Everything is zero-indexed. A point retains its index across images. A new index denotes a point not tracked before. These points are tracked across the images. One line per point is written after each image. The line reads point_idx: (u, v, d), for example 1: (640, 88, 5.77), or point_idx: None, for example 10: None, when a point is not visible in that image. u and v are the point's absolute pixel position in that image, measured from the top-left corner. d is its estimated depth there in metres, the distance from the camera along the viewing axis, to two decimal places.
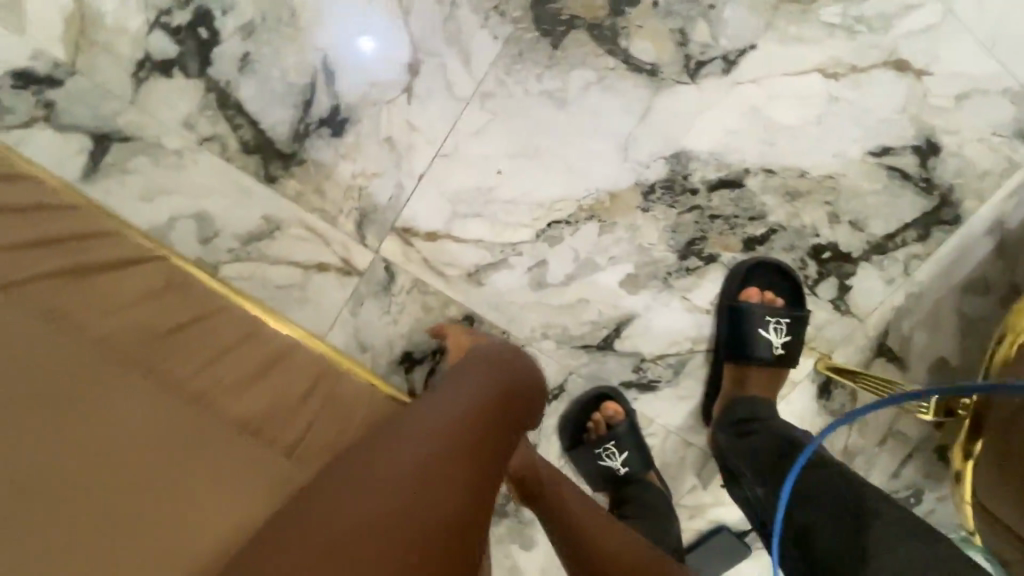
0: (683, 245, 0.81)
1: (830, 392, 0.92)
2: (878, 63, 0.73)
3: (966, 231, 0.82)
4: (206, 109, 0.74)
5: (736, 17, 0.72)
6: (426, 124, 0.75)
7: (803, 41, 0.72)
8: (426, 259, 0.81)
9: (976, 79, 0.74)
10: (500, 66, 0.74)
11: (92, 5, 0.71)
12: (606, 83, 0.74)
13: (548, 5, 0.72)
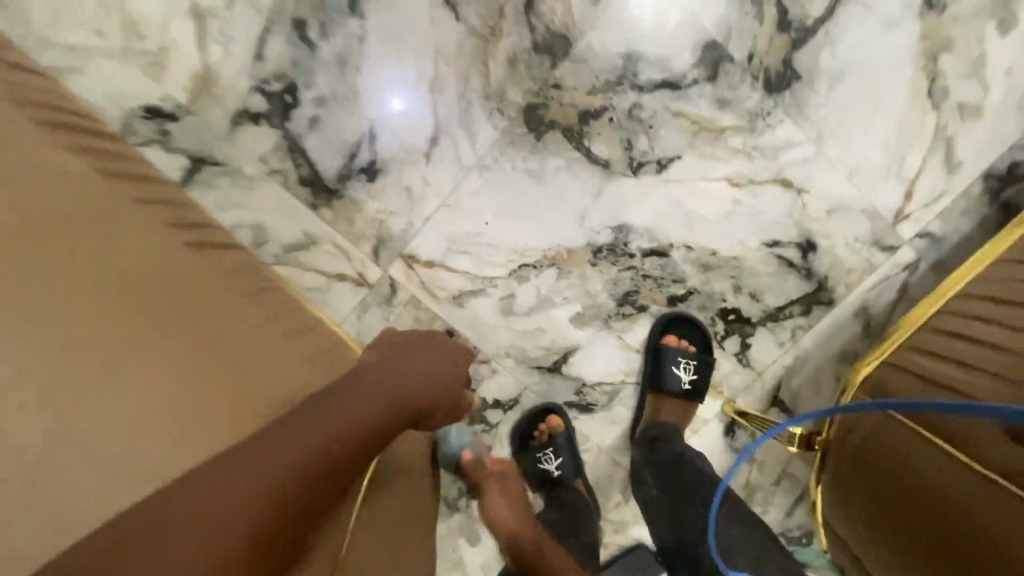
0: (621, 294, 1.06)
1: (735, 431, 1.13)
2: (769, 180, 1.01)
3: (838, 312, 1.06)
4: (279, 151, 1.01)
5: (669, 134, 1.00)
6: (437, 181, 1.02)
7: (716, 158, 1.00)
8: (423, 282, 1.05)
9: (841, 200, 1.01)
10: (497, 147, 1.01)
11: (213, 69, 0.98)
12: (572, 169, 1.01)
13: (536, 111, 1.00)
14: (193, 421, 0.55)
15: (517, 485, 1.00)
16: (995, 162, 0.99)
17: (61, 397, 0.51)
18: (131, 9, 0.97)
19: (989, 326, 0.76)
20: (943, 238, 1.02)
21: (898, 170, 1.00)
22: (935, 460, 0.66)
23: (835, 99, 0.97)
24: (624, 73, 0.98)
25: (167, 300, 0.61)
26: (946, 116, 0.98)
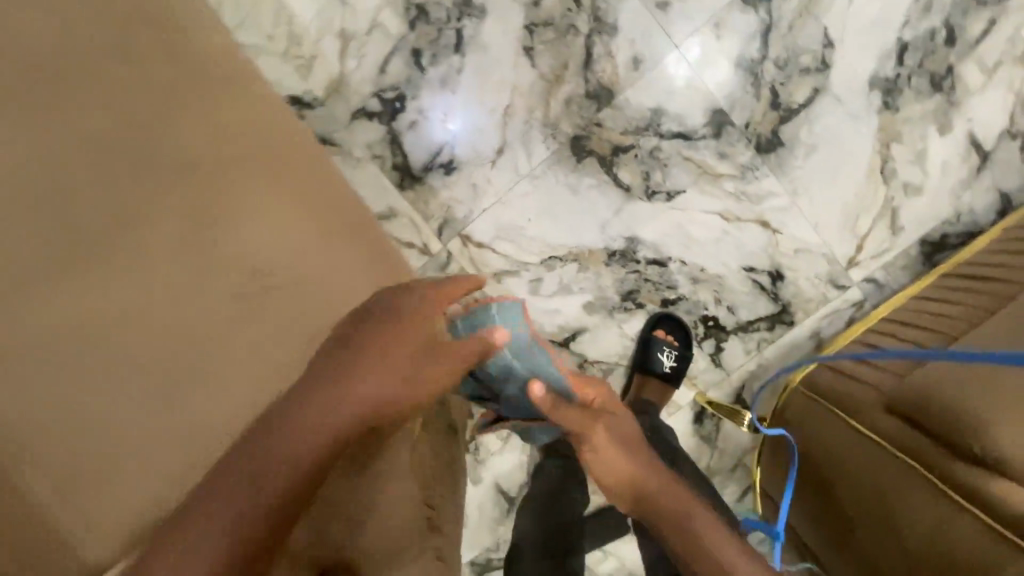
0: (625, 292, 1.34)
1: (702, 420, 1.38)
2: (752, 220, 1.29)
3: (796, 332, 1.33)
4: (382, 142, 1.32)
5: (679, 174, 1.29)
6: (496, 182, 1.32)
7: (713, 197, 1.29)
8: (472, 259, 1.34)
9: (806, 243, 1.30)
10: (547, 164, 1.31)
11: (346, 75, 1.30)
12: (601, 188, 1.31)
13: (580, 141, 1.29)
14: (249, 335, 0.69)
15: (613, 418, 0.77)
16: (930, 232, 1.27)
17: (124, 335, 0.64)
18: (295, 23, 1.28)
19: (890, 340, 1.02)
20: (884, 285, 1.30)
21: (853, 227, 1.28)
22: (876, 458, 0.84)
23: (809, 164, 1.27)
24: (651, 122, 1.28)
25: (195, 216, 0.70)
26: (893, 190, 1.26)
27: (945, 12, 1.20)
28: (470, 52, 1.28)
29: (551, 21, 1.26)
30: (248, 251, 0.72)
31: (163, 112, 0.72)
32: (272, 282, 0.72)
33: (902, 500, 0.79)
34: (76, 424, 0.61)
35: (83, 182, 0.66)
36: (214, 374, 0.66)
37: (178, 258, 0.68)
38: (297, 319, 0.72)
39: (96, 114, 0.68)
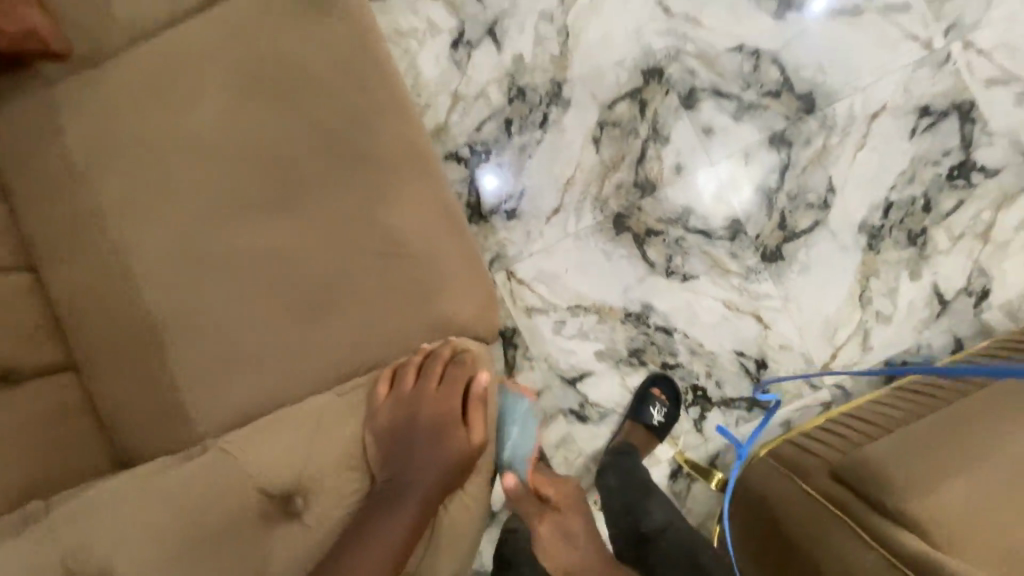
0: (631, 349, 1.57)
1: (677, 477, 1.55)
2: (748, 313, 1.55)
3: (770, 415, 1.54)
4: (462, 182, 1.60)
5: (696, 261, 1.56)
6: (547, 235, 1.59)
7: (720, 287, 1.55)
8: (511, 291, 1.59)
9: (790, 342, 1.54)
10: (591, 229, 1.58)
11: (448, 125, 1.60)
12: (630, 259, 1.57)
13: (622, 218, 1.57)
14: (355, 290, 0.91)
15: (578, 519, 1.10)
16: (893, 355, 1.52)
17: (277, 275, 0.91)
18: (419, 79, 1.60)
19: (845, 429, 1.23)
20: (849, 392, 1.53)
21: (830, 338, 1.53)
22: (814, 511, 1.02)
23: (802, 279, 1.54)
24: (680, 217, 1.56)
25: (330, 194, 0.92)
26: (867, 315, 1.52)
27: (927, 185, 1.51)
28: (549, 131, 1.59)
29: (618, 123, 1.58)
30: (359, 224, 0.91)
31: (320, 107, 0.93)
32: (375, 251, 0.91)
33: (826, 542, 0.97)
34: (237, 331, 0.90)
35: (268, 163, 0.93)
36: (333, 313, 0.91)
37: (320, 225, 0.92)
38: (390, 285, 0.91)
39: (282, 112, 0.93)
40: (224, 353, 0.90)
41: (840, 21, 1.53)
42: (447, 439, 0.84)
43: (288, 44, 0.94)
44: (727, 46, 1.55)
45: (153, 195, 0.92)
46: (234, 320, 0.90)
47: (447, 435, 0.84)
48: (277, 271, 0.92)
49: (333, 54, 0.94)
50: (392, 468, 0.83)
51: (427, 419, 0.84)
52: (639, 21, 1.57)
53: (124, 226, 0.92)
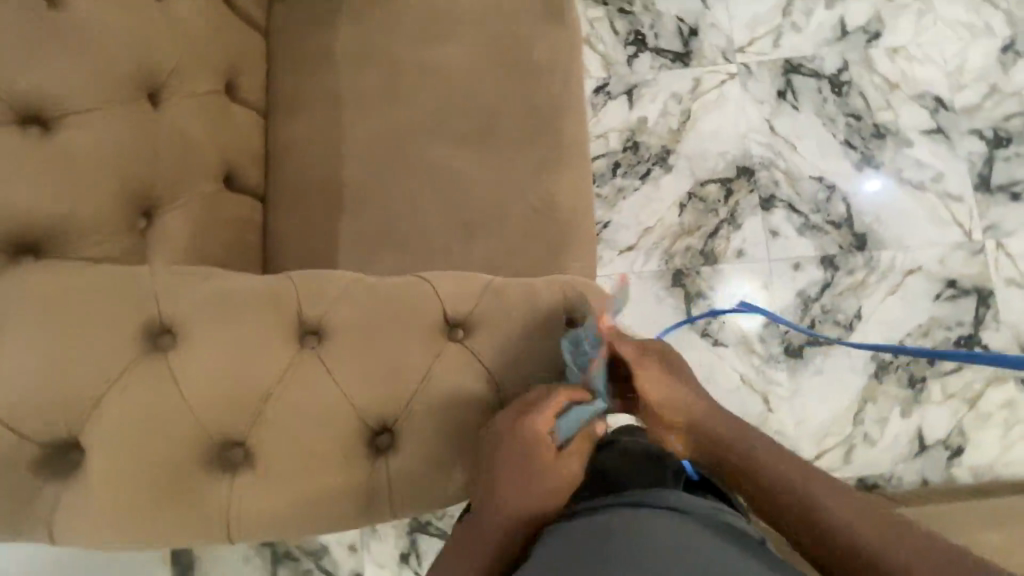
0: None
1: None
2: (757, 391, 1.75)
3: None
4: None
5: (727, 332, 1.78)
6: (614, 264, 1.83)
7: (741, 361, 1.77)
8: None
9: (784, 430, 1.73)
10: (652, 273, 1.82)
11: None
12: (675, 311, 1.80)
13: (681, 275, 1.82)
14: (497, 227, 1.12)
15: None
16: (866, 474, 1.71)
17: (444, 191, 1.13)
18: None
19: None
20: None
21: (819, 439, 1.73)
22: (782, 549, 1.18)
23: (811, 380, 1.76)
24: (729, 292, 1.80)
25: (507, 149, 1.15)
26: (856, 431, 1.73)
27: (936, 343, 1.76)
28: (647, 184, 1.87)
29: (704, 199, 1.86)
30: (521, 178, 1.14)
31: (523, 84, 1.17)
32: (525, 203, 1.14)
33: None
34: (401, 220, 1.11)
35: (470, 108, 1.16)
36: (473, 236, 1.12)
37: (490, 167, 1.14)
38: (526, 233, 1.12)
39: (495, 77, 1.18)
40: (382, 233, 1.11)
41: (905, 189, 1.84)
42: (546, 469, 0.72)
43: (517, 31, 1.20)
44: (810, 174, 1.86)
45: (378, 99, 1.16)
46: (398, 211, 1.12)
47: (547, 467, 0.72)
48: (443, 187, 1.13)
49: (547, 50, 1.19)
50: (490, 488, 0.73)
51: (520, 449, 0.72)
52: (748, 129, 1.89)
53: (347, 111, 1.16)
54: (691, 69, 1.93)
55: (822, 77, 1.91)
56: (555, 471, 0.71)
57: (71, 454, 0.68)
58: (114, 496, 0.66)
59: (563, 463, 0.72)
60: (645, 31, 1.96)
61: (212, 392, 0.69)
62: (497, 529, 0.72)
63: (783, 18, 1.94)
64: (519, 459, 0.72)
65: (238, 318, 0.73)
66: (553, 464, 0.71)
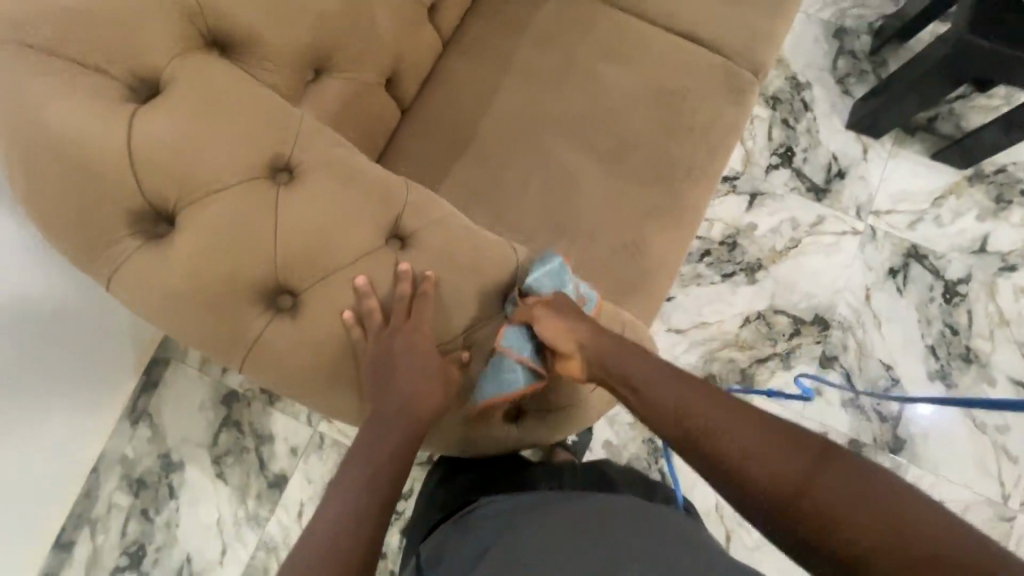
0: (627, 464, 1.73)
1: None
2: (725, 526, 1.70)
3: None
4: None
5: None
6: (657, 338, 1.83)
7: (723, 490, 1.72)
8: None
9: None
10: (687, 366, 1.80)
11: None
12: None
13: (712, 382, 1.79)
14: (586, 242, 1.15)
15: None
16: None
17: (557, 187, 1.17)
18: None
19: None
20: None
21: None
22: None
23: (779, 546, 1.68)
24: None
25: (633, 181, 1.18)
26: None
27: None
28: (725, 284, 1.87)
29: (770, 326, 1.83)
30: (630, 213, 1.17)
31: (676, 134, 1.20)
32: (621, 235, 1.16)
33: None
34: (509, 192, 1.16)
35: (619, 128, 1.20)
36: (562, 239, 1.15)
37: (609, 188, 1.17)
38: (608, 262, 1.15)
39: (656, 114, 1.21)
40: (486, 193, 1.16)
41: (966, 421, 1.76)
42: (414, 390, 0.75)
43: (694, 86, 1.23)
44: (880, 357, 1.81)
45: (546, 81, 1.22)
46: (511, 183, 1.16)
47: (415, 388, 0.76)
48: (560, 183, 1.17)
49: (712, 116, 1.22)
50: (375, 411, 0.76)
51: (389, 381, 0.76)
52: (845, 286, 1.86)
53: (515, 77, 1.22)
54: (820, 205, 1.92)
55: (939, 277, 1.86)
56: (423, 390, 0.76)
57: (158, 226, 0.73)
58: (170, 279, 0.70)
59: (437, 387, 0.77)
60: (796, 151, 1.96)
61: (296, 238, 0.73)
62: (382, 449, 0.75)
63: (931, 206, 1.91)
64: (387, 380, 0.76)
65: (349, 191, 0.77)
66: (414, 384, 0.75)
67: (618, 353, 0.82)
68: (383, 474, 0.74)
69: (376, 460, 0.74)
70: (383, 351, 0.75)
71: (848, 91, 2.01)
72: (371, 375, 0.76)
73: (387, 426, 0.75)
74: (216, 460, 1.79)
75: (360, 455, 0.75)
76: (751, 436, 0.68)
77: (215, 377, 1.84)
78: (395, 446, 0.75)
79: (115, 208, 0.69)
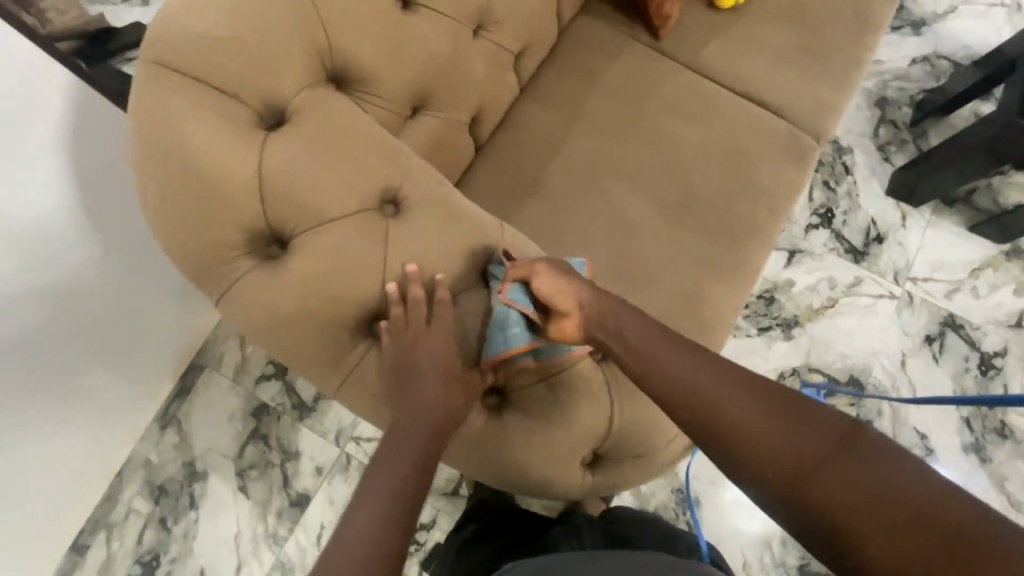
0: (654, 512, 1.71)
1: None
2: None
3: None
4: None
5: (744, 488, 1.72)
6: None
7: (751, 549, 1.68)
8: None
9: None
10: None
11: None
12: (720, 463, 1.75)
13: None
14: (648, 290, 1.17)
15: None
16: None
17: (622, 232, 1.20)
18: None
19: None
20: None
21: None
22: None
23: None
24: None
25: (694, 235, 1.21)
26: None
27: None
28: (760, 338, 1.88)
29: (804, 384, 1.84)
30: (691, 265, 1.20)
31: (739, 191, 1.24)
32: (681, 285, 1.18)
33: None
34: (576, 234, 1.19)
35: (684, 182, 1.24)
36: (624, 284, 1.17)
37: (672, 239, 1.20)
38: (667, 311, 1.17)
39: (721, 171, 1.25)
40: (553, 234, 1.19)
41: (1000, 499, 1.74)
42: (435, 396, 0.73)
43: (757, 147, 1.27)
44: (915, 425, 1.80)
45: (616, 130, 1.26)
46: (579, 226, 1.20)
47: (435, 395, 0.73)
48: (625, 230, 1.20)
49: (773, 177, 1.26)
50: (396, 420, 0.74)
51: (408, 387, 0.74)
52: (880, 350, 1.87)
53: (586, 124, 1.26)
54: (859, 267, 1.95)
55: (975, 348, 1.87)
56: (443, 398, 0.73)
57: (271, 247, 0.76)
58: (281, 299, 0.72)
59: (455, 394, 0.75)
60: (835, 213, 2.00)
61: (402, 268, 0.76)
62: (403, 459, 0.71)
63: (968, 277, 1.93)
64: (407, 387, 0.74)
65: (450, 226, 0.80)
66: (435, 390, 0.73)
67: (617, 315, 0.79)
68: (405, 487, 0.70)
69: (397, 471, 0.70)
70: (408, 355, 0.74)
71: (888, 158, 2.06)
72: (393, 385, 0.74)
73: (408, 438, 0.72)
74: (240, 473, 1.77)
75: (380, 467, 0.71)
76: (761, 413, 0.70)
77: (248, 388, 1.84)
78: (417, 457, 0.72)
79: (237, 227, 0.72)
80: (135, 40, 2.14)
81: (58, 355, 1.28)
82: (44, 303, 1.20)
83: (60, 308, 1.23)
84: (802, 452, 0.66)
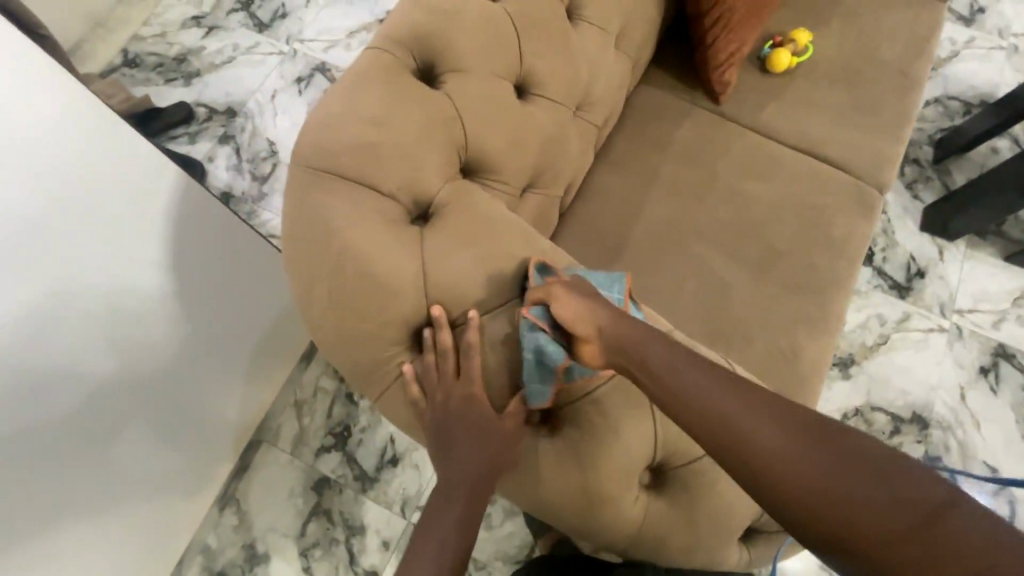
0: None
1: None
2: None
3: None
4: None
5: None
6: None
7: None
8: None
9: None
10: None
11: None
12: None
13: None
14: (741, 347, 1.18)
15: None
16: None
17: (710, 290, 1.22)
18: None
19: None
20: None
21: None
22: None
23: None
24: None
25: (778, 289, 1.24)
26: None
27: None
28: None
29: (869, 424, 1.84)
30: (779, 318, 1.22)
31: (814, 244, 1.28)
32: (772, 340, 1.20)
33: None
34: (665, 296, 1.21)
35: (761, 237, 1.27)
36: (717, 343, 1.18)
37: (758, 294, 1.23)
38: (761, 366, 1.18)
39: (795, 225, 1.29)
40: (643, 297, 1.21)
41: None
42: (486, 448, 0.72)
43: (824, 199, 1.32)
44: (985, 460, 1.80)
45: (690, 191, 1.30)
46: (668, 287, 1.22)
47: (486, 446, 0.72)
48: (712, 288, 1.22)
49: (843, 228, 1.30)
50: (443, 469, 0.72)
51: (456, 435, 0.72)
52: (939, 385, 1.88)
53: (661, 186, 1.31)
54: (905, 303, 1.98)
55: None
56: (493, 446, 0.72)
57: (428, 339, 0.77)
58: (447, 392, 0.73)
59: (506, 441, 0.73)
60: (875, 251, 2.06)
61: None
62: (451, 512, 0.70)
63: (1011, 307, 1.97)
64: (456, 436, 0.72)
65: None
66: (487, 439, 0.72)
67: (644, 345, 0.74)
68: (456, 543, 0.69)
69: (445, 524, 0.70)
70: (458, 404, 0.72)
71: (917, 196, 2.13)
72: (444, 432, 0.72)
73: (458, 489, 0.71)
74: (304, 553, 1.70)
75: (430, 521, 0.70)
76: (776, 431, 0.64)
77: (308, 461, 1.79)
78: (465, 511, 0.71)
79: (399, 323, 0.73)
80: (178, 118, 2.18)
81: (147, 424, 1.28)
82: (141, 377, 1.22)
83: (163, 380, 1.27)
84: (816, 470, 0.60)
